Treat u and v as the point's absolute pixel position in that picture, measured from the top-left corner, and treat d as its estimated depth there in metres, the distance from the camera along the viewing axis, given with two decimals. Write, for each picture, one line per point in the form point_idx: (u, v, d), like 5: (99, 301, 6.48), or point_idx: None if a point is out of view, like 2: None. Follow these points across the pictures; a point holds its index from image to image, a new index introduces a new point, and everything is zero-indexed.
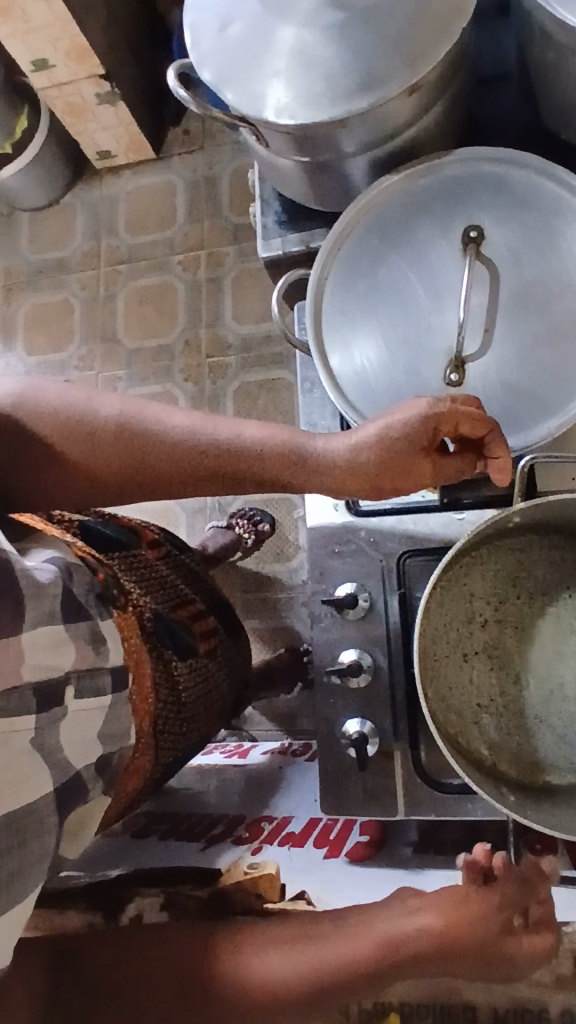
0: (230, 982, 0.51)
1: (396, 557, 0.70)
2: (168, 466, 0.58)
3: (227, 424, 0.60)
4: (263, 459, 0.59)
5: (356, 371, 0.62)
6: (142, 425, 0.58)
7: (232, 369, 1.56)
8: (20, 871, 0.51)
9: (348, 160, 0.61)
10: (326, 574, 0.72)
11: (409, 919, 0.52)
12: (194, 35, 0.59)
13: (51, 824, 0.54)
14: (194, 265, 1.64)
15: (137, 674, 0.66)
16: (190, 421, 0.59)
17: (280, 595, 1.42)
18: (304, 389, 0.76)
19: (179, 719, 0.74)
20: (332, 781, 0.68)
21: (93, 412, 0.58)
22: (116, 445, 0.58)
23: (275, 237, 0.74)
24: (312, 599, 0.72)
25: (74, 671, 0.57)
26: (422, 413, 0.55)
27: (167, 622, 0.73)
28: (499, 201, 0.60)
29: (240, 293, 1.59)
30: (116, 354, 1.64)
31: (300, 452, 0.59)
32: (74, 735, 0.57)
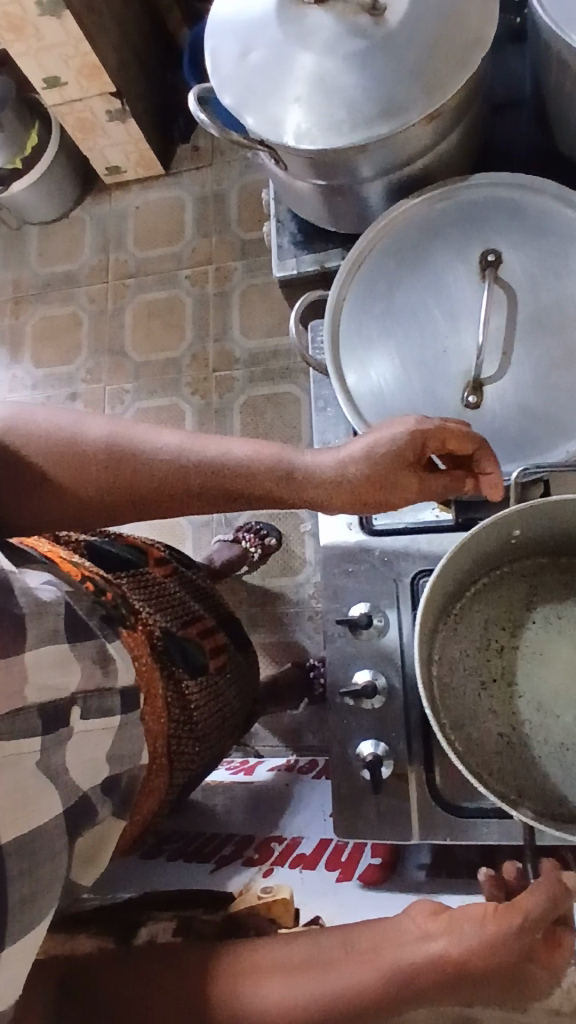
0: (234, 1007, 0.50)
1: (409, 576, 0.70)
2: (161, 482, 0.59)
3: (214, 439, 0.61)
4: (250, 474, 0.59)
5: (375, 392, 0.62)
6: (134, 447, 0.59)
7: (240, 383, 1.57)
8: (33, 895, 0.50)
9: (365, 187, 0.62)
10: (339, 594, 0.72)
11: (419, 944, 0.49)
12: (214, 61, 0.59)
13: (60, 848, 0.53)
14: (201, 280, 1.65)
15: (148, 692, 0.66)
16: (177, 439, 0.60)
17: (286, 609, 1.42)
18: (317, 407, 0.76)
19: (192, 738, 0.74)
20: (345, 803, 0.68)
21: (82, 433, 0.59)
22: (108, 466, 0.58)
23: (290, 257, 0.74)
24: (326, 618, 0.72)
25: (81, 691, 0.57)
26: (404, 432, 0.55)
27: (178, 641, 0.73)
28: (516, 226, 0.60)
29: (248, 307, 1.60)
30: (124, 367, 1.65)
31: (289, 465, 0.59)
32: (83, 756, 0.57)
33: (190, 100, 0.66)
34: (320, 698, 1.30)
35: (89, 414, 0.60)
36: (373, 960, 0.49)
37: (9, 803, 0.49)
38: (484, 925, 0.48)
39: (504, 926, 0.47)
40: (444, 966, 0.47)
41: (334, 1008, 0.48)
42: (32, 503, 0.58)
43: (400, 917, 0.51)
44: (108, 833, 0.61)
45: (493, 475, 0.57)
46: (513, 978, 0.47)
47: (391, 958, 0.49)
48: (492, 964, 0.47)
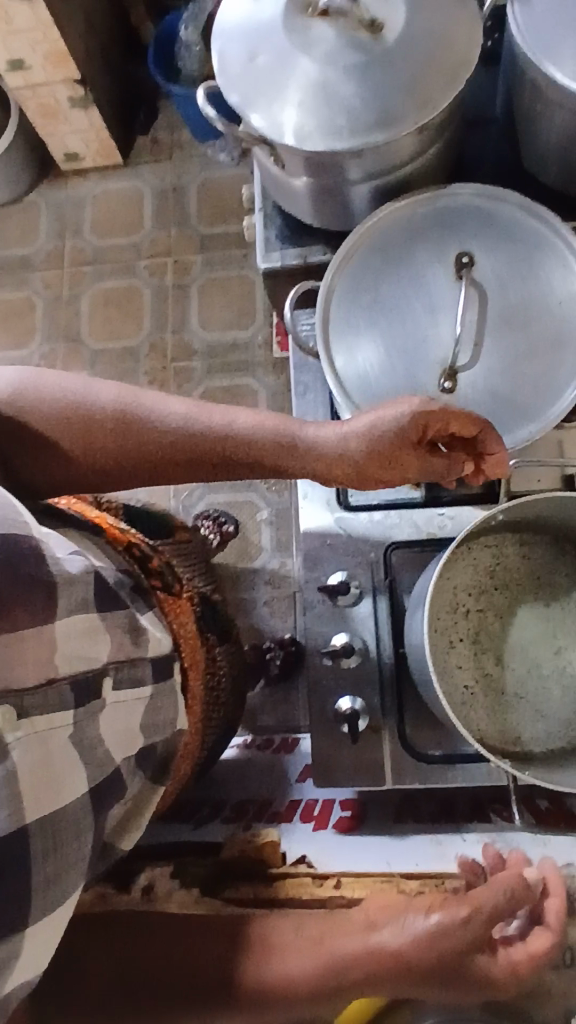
0: (259, 980, 0.54)
1: (382, 547, 0.77)
2: (173, 449, 0.62)
3: (216, 407, 0.65)
4: (254, 444, 0.64)
5: (360, 376, 0.68)
6: (142, 414, 0.62)
7: (198, 374, 1.60)
8: (57, 876, 0.53)
9: (353, 189, 0.68)
10: (318, 563, 0.77)
11: (367, 935, 0.54)
12: (223, 61, 0.64)
13: (85, 826, 0.56)
14: (160, 271, 1.67)
15: (188, 655, 0.76)
16: (182, 407, 0.63)
17: (242, 593, 1.47)
18: (297, 392, 0.82)
19: (216, 697, 0.83)
20: (324, 756, 0.73)
21: (91, 399, 0.61)
22: (114, 431, 0.61)
23: (276, 250, 0.79)
24: (307, 585, 0.77)
25: (112, 663, 0.59)
26: (400, 414, 0.61)
27: (205, 607, 0.82)
28: (486, 232, 0.67)
29: (207, 300, 1.64)
30: (80, 355, 1.65)
31: (291, 439, 0.64)
32: (115, 729, 0.59)
33: (199, 94, 0.70)
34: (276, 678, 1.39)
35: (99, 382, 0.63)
36: (319, 948, 0.54)
37: (38, 780, 0.52)
38: (433, 917, 0.54)
39: (454, 916, 0.53)
40: (388, 956, 0.53)
41: (338, 962, 0.53)
42: (38, 464, 0.61)
43: (347, 919, 0.56)
44: (145, 799, 0.66)
45: (499, 457, 0.64)
46: (455, 971, 0.53)
47: (331, 948, 0.54)
48: (431, 961, 0.53)
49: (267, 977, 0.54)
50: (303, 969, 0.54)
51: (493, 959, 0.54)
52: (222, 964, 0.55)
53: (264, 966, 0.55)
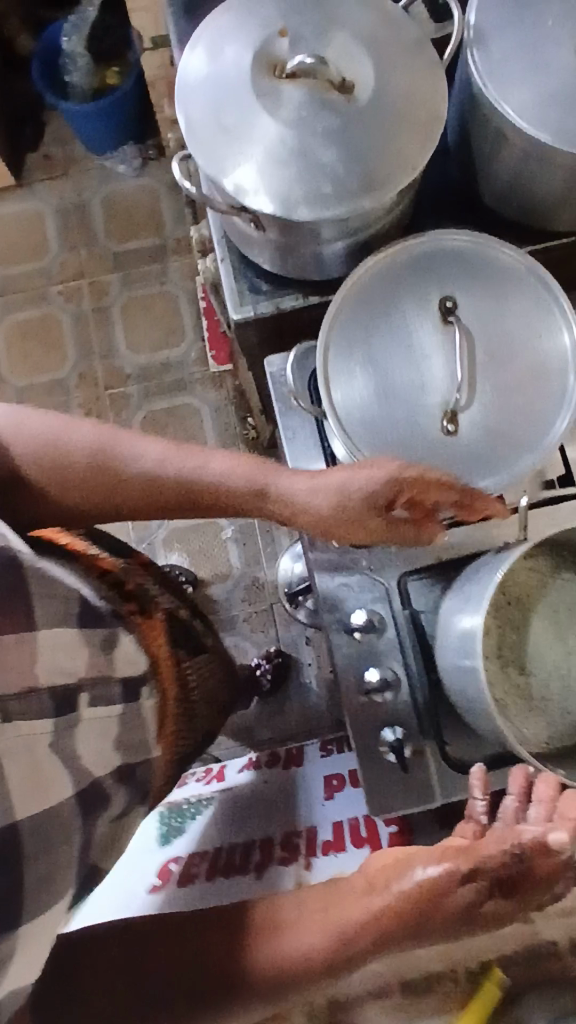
0: (261, 964, 0.64)
1: (396, 577, 0.80)
2: (148, 488, 0.69)
3: (190, 448, 0.71)
4: (223, 489, 0.68)
5: (365, 423, 0.69)
6: (118, 456, 0.69)
7: (135, 399, 1.55)
8: (48, 873, 0.64)
9: (327, 245, 0.70)
10: (338, 603, 0.79)
11: (364, 900, 0.63)
12: (191, 123, 0.62)
13: (73, 827, 0.67)
14: (75, 294, 1.59)
15: (164, 676, 0.82)
16: (156, 451, 0.70)
17: (220, 614, 1.48)
18: (286, 437, 0.82)
19: (193, 712, 0.90)
20: (374, 785, 0.77)
21: (70, 439, 0.69)
22: (90, 468, 0.69)
23: (249, 301, 0.80)
24: (330, 626, 0.79)
25: (88, 679, 0.71)
26: (375, 485, 0.63)
27: (183, 619, 0.92)
28: (465, 274, 0.70)
29: (131, 321, 1.58)
30: (3, 395, 1.55)
31: (259, 490, 0.68)
32: (91, 742, 0.70)
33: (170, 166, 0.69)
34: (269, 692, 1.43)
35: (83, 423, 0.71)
36: (326, 921, 0.63)
37: (29, 781, 0.63)
38: (416, 869, 0.62)
39: (442, 869, 0.61)
40: (379, 917, 0.62)
41: (344, 931, 0.63)
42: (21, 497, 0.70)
43: (346, 886, 0.65)
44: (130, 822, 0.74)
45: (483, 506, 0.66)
46: (433, 919, 0.61)
47: (337, 918, 0.63)
48: (416, 913, 0.62)
49: (275, 957, 0.63)
50: (312, 949, 0.63)
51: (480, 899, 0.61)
52: (226, 961, 0.64)
53: (267, 947, 0.64)
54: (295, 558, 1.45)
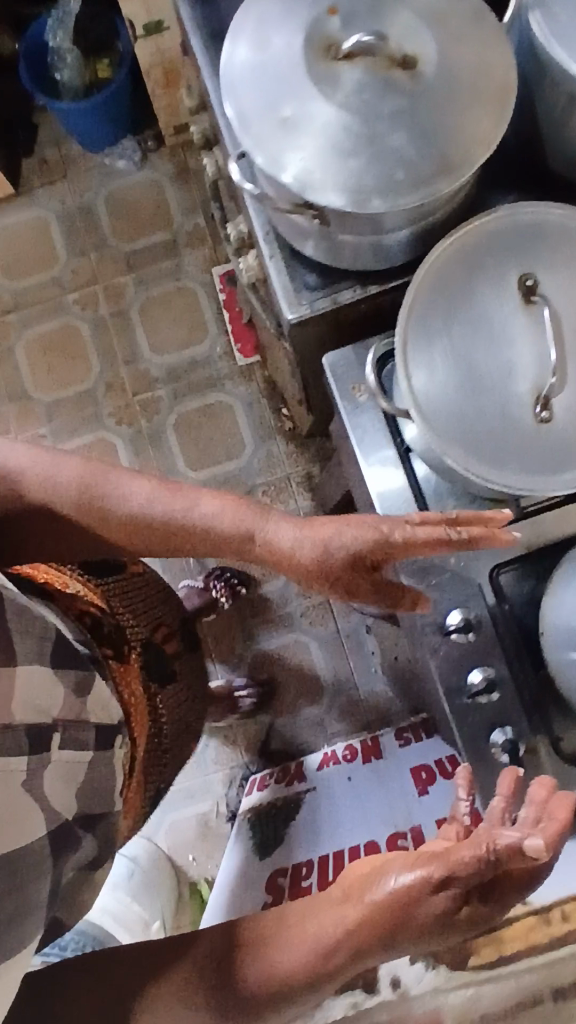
0: (251, 981, 0.67)
1: (488, 572, 0.76)
2: (134, 529, 0.67)
3: (179, 487, 0.67)
4: (214, 533, 0.65)
5: (448, 416, 0.66)
6: (105, 493, 0.67)
7: (166, 402, 1.52)
8: (19, 913, 0.68)
9: (388, 234, 0.66)
10: (430, 604, 0.76)
11: (337, 914, 0.65)
12: (243, 113, 0.58)
13: (43, 863, 0.72)
14: (90, 302, 1.55)
15: (138, 711, 0.98)
16: (144, 490, 0.67)
17: (278, 612, 1.47)
18: (354, 434, 0.79)
19: (165, 732, 1.06)
20: (486, 785, 0.75)
21: (55, 476, 0.68)
22: (76, 504, 0.67)
23: (304, 298, 0.76)
24: (423, 628, 0.76)
25: (62, 720, 0.76)
26: (357, 542, 0.60)
27: (158, 649, 1.05)
28: (544, 251, 0.66)
29: (151, 323, 1.54)
30: (32, 412, 1.53)
31: (252, 531, 0.64)
32: (58, 778, 0.74)
33: (232, 169, 0.65)
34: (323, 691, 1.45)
35: (77, 455, 0.69)
36: (304, 930, 0.66)
37: (10, 815, 0.67)
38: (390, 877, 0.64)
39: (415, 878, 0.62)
40: (351, 931, 0.63)
41: (329, 941, 0.64)
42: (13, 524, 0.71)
43: (327, 903, 0.67)
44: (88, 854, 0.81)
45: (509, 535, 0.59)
46: (401, 926, 0.62)
47: (316, 930, 0.66)
48: (395, 924, 0.62)
49: (265, 974, 0.66)
50: (298, 963, 0.65)
51: (454, 907, 0.61)
52: (219, 979, 0.67)
53: (253, 969, 0.67)
54: None
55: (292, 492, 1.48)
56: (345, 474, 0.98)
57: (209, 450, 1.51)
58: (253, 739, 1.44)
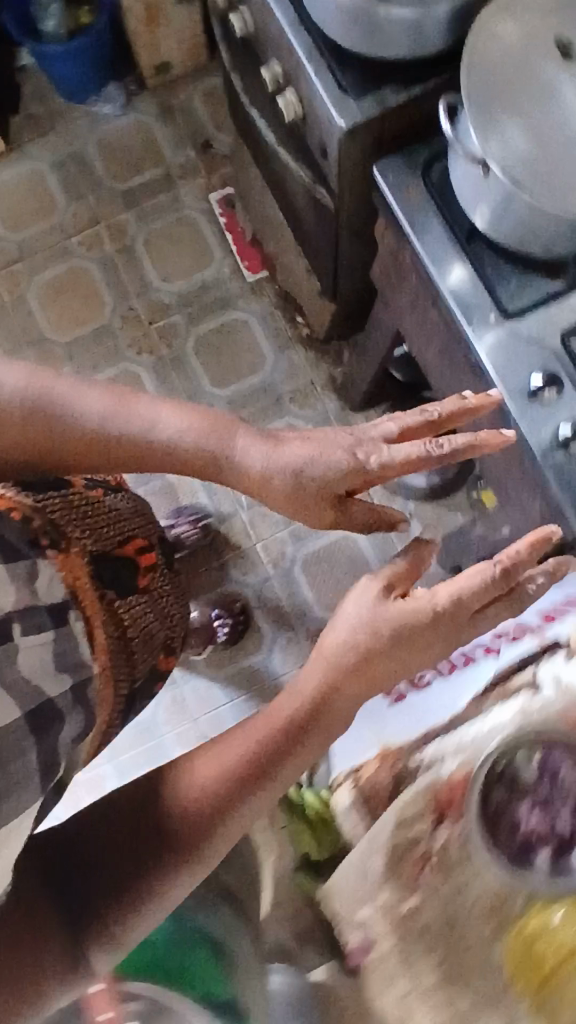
0: (176, 803, 0.63)
1: (561, 337, 0.81)
2: (86, 442, 0.70)
3: (132, 399, 0.71)
4: (163, 447, 0.71)
5: (521, 164, 0.71)
6: (59, 406, 0.69)
7: (183, 326, 1.54)
8: (8, 791, 0.60)
9: (432, 7, 0.74)
10: (510, 373, 0.81)
11: (275, 711, 0.64)
12: None
13: (27, 746, 0.62)
14: (95, 243, 1.58)
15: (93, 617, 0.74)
16: (102, 403, 0.70)
17: None
18: (414, 232, 0.85)
19: (130, 652, 0.81)
20: None
21: (3, 387, 0.68)
22: (24, 418, 0.68)
23: (352, 105, 0.81)
24: (507, 394, 0.81)
25: (17, 613, 0.66)
26: (340, 463, 0.68)
27: (140, 563, 0.88)
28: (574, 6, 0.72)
29: (158, 253, 1.57)
30: (52, 354, 1.54)
31: (194, 444, 0.71)
32: (34, 662, 0.65)
33: None
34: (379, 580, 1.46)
35: (30, 365, 0.70)
36: (241, 741, 0.63)
37: None
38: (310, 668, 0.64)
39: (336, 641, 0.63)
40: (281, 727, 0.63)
41: (265, 737, 0.63)
42: None
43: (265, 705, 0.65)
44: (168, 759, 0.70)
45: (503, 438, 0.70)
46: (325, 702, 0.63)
47: (247, 741, 0.63)
48: (324, 701, 0.63)
49: (182, 799, 0.63)
50: (213, 780, 0.63)
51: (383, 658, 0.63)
52: (138, 822, 0.63)
53: (182, 787, 0.63)
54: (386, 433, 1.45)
55: (318, 394, 1.50)
56: (396, 310, 1.02)
57: (233, 365, 1.53)
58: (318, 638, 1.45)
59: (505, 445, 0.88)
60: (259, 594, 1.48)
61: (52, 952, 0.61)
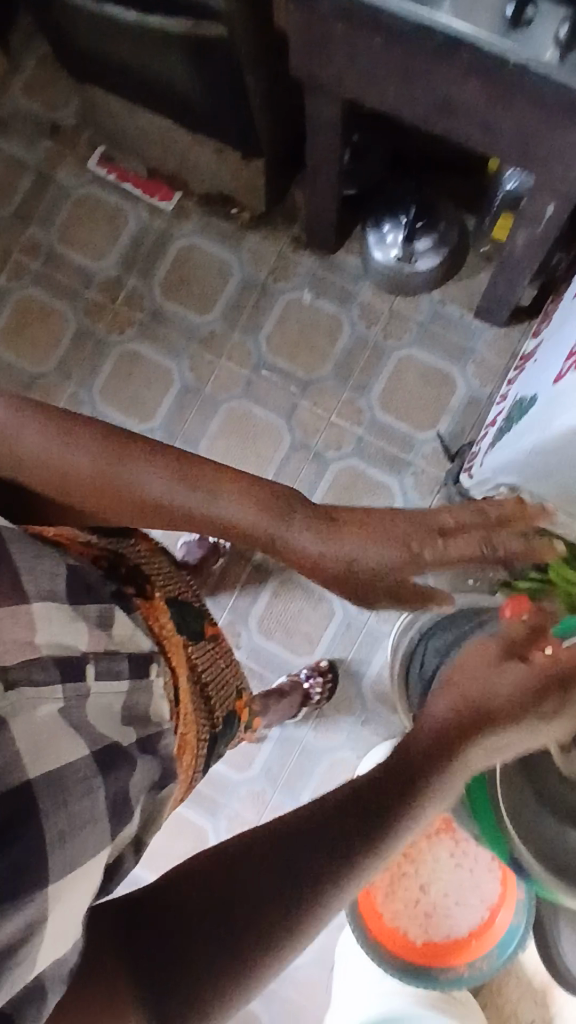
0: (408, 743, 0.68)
1: None
2: (123, 497, 0.64)
3: (184, 469, 0.64)
4: (225, 525, 0.64)
5: None
6: (118, 476, 0.63)
7: (141, 286, 1.52)
8: (72, 829, 0.55)
9: None
10: (481, 23, 0.81)
11: (480, 673, 0.69)
12: None
13: (95, 785, 0.57)
14: (21, 271, 1.55)
15: (173, 653, 0.73)
16: (163, 476, 0.63)
17: (367, 354, 1.45)
18: None
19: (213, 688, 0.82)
20: None
21: (68, 456, 0.63)
22: (92, 483, 0.64)
23: None
24: (491, 42, 0.81)
25: (92, 654, 0.62)
26: (393, 561, 0.62)
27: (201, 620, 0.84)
28: None
29: (77, 238, 1.54)
30: (49, 385, 1.52)
31: (220, 519, 0.63)
32: (103, 710, 0.63)
33: None
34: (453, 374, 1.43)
35: (99, 425, 0.65)
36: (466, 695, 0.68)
37: (39, 743, 0.55)
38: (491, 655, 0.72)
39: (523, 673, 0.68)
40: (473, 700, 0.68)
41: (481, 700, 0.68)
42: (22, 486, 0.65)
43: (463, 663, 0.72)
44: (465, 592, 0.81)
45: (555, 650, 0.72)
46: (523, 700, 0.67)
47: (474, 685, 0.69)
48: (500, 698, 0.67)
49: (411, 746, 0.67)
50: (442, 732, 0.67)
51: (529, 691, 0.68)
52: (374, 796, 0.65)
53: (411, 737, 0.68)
54: (378, 246, 1.37)
55: (294, 260, 1.49)
56: (337, 79, 1.00)
57: (206, 288, 1.50)
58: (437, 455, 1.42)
59: (519, 100, 0.87)
60: (366, 459, 1.43)
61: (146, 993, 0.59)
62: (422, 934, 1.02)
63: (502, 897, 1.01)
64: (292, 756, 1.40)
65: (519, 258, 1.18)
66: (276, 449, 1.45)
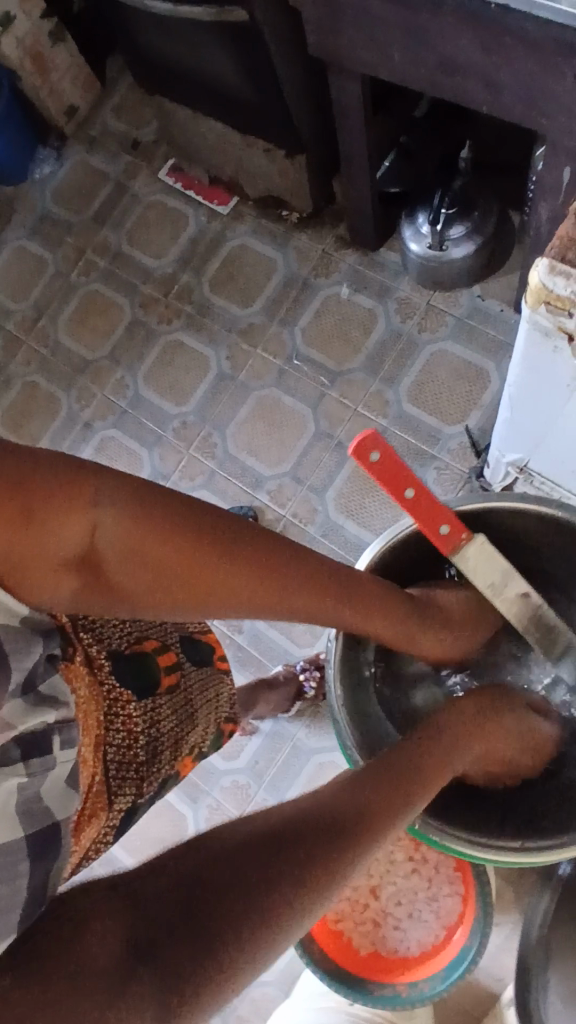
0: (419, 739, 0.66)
1: None
2: (210, 587, 0.58)
3: (284, 566, 0.61)
4: (306, 609, 0.64)
5: None
6: (225, 562, 0.58)
7: (192, 281, 1.60)
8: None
9: None
10: None
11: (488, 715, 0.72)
12: None
13: (20, 872, 0.47)
14: (91, 268, 1.69)
15: (85, 726, 0.59)
16: (257, 567, 0.59)
17: (399, 347, 1.43)
18: None
19: (142, 757, 0.67)
20: None
21: (171, 540, 0.55)
22: (183, 571, 0.56)
23: None
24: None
25: (58, 726, 0.53)
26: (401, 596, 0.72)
27: (150, 673, 0.69)
28: None
29: (143, 239, 1.66)
30: (101, 367, 1.62)
31: (301, 607, 0.63)
32: (62, 789, 0.53)
33: None
34: (485, 369, 1.38)
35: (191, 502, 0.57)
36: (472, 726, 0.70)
37: None
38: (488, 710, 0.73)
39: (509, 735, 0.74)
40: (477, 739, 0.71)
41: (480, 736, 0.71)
42: (108, 558, 0.54)
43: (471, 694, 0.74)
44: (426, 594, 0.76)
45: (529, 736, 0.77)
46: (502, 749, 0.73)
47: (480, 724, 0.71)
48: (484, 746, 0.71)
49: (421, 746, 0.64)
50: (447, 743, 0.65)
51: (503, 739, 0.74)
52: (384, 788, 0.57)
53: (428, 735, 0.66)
54: (419, 239, 1.33)
55: (337, 257, 1.51)
56: (351, 54, 1.02)
57: (250, 283, 1.56)
58: (464, 450, 1.35)
59: (511, 44, 0.85)
60: None
61: (144, 989, 0.43)
62: (369, 946, 0.99)
63: (460, 918, 0.97)
64: (281, 752, 1.33)
65: (547, 236, 1.13)
66: (300, 437, 1.44)
